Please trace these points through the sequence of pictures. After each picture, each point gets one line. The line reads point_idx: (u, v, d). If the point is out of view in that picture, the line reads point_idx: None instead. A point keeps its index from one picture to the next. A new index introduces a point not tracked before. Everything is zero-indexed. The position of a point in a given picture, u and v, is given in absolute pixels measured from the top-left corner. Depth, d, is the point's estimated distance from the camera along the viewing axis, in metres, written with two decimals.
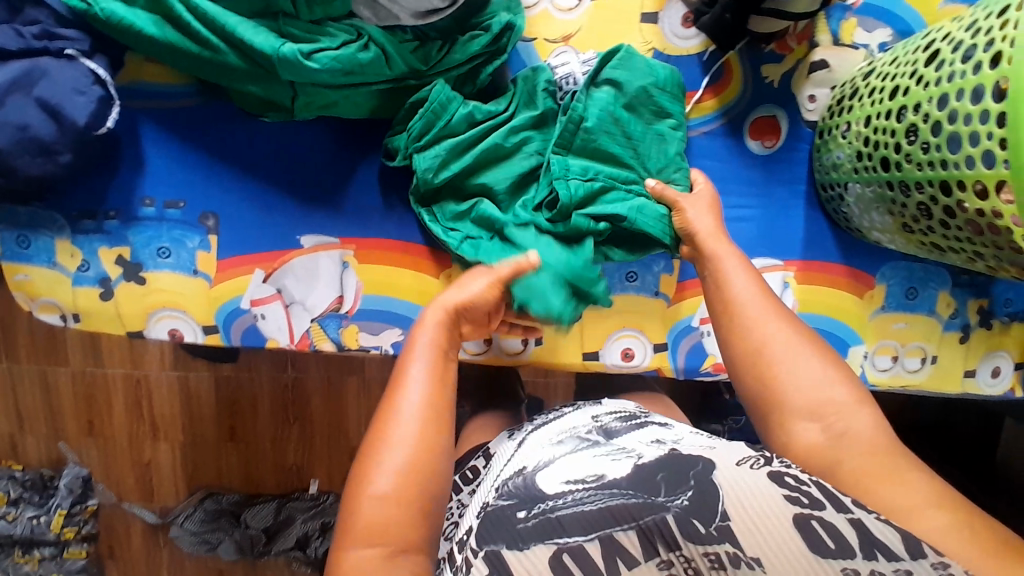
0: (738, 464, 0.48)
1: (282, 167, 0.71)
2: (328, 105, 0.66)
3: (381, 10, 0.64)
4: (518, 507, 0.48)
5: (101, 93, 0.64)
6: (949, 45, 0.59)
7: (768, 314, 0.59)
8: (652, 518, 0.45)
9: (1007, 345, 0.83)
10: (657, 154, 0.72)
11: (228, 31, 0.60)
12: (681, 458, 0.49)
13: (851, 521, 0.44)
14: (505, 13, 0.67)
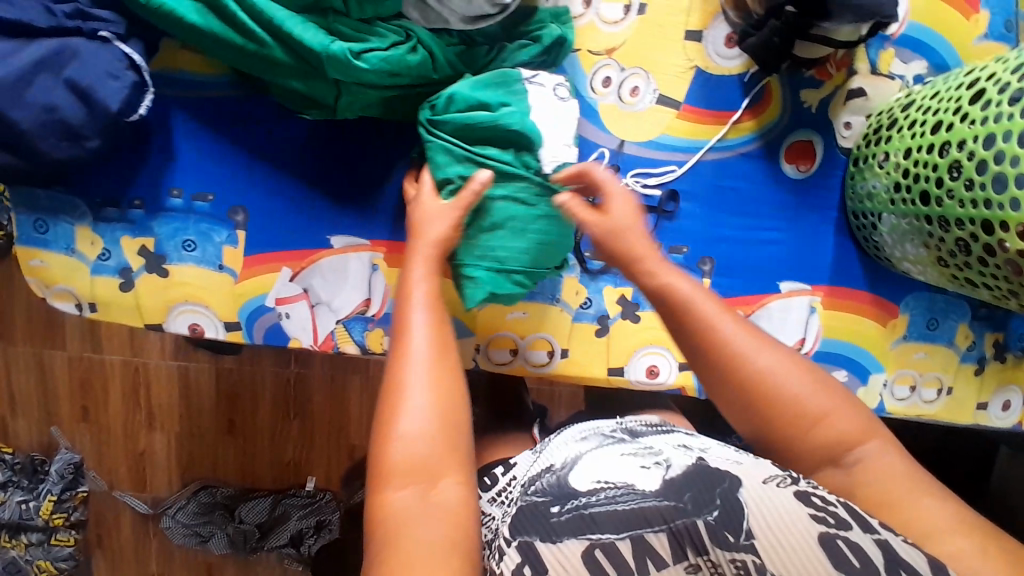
0: (764, 482, 0.47)
1: (315, 165, 0.69)
2: (371, 105, 0.64)
3: (430, 12, 0.62)
4: (552, 502, 0.48)
5: (135, 79, 0.61)
6: (995, 85, 0.60)
7: (760, 347, 0.50)
8: (683, 521, 0.45)
9: (1020, 379, 0.84)
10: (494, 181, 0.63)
11: (276, 25, 0.59)
12: (707, 470, 0.48)
13: (878, 542, 0.44)
14: (554, 25, 0.67)
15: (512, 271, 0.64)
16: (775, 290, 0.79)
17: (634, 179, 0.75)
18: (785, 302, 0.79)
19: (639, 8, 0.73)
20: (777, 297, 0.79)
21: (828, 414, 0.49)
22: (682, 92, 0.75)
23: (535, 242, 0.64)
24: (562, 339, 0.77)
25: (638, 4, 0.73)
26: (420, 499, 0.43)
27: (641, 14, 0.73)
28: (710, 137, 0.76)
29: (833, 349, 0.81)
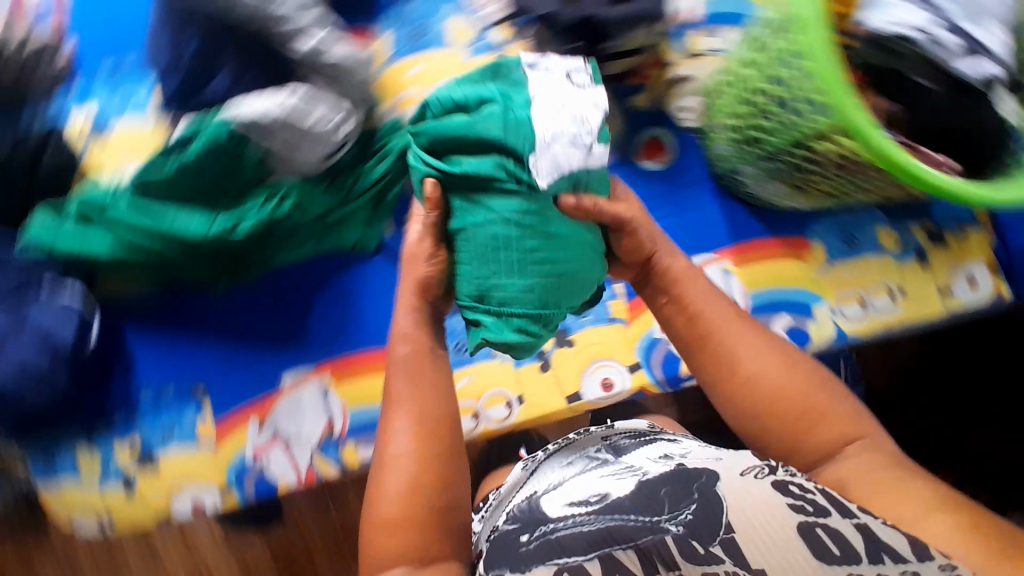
0: (741, 475, 0.57)
1: (248, 322, 0.78)
2: (265, 257, 0.75)
3: (286, 166, 0.70)
4: (523, 532, 0.60)
5: (83, 313, 0.73)
6: (763, 29, 0.64)
7: (750, 347, 0.61)
8: (651, 538, 0.54)
9: (971, 254, 0.86)
10: (474, 201, 0.55)
11: (165, 227, 0.69)
12: (684, 474, 0.59)
13: (856, 525, 0.51)
14: (395, 135, 0.76)
15: (514, 314, 0.55)
16: None
17: None
18: None
19: None
20: None
21: (819, 410, 0.59)
22: None
23: (536, 271, 0.55)
24: (514, 387, 0.82)
25: None
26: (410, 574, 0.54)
27: None
28: None
29: (767, 299, 0.84)
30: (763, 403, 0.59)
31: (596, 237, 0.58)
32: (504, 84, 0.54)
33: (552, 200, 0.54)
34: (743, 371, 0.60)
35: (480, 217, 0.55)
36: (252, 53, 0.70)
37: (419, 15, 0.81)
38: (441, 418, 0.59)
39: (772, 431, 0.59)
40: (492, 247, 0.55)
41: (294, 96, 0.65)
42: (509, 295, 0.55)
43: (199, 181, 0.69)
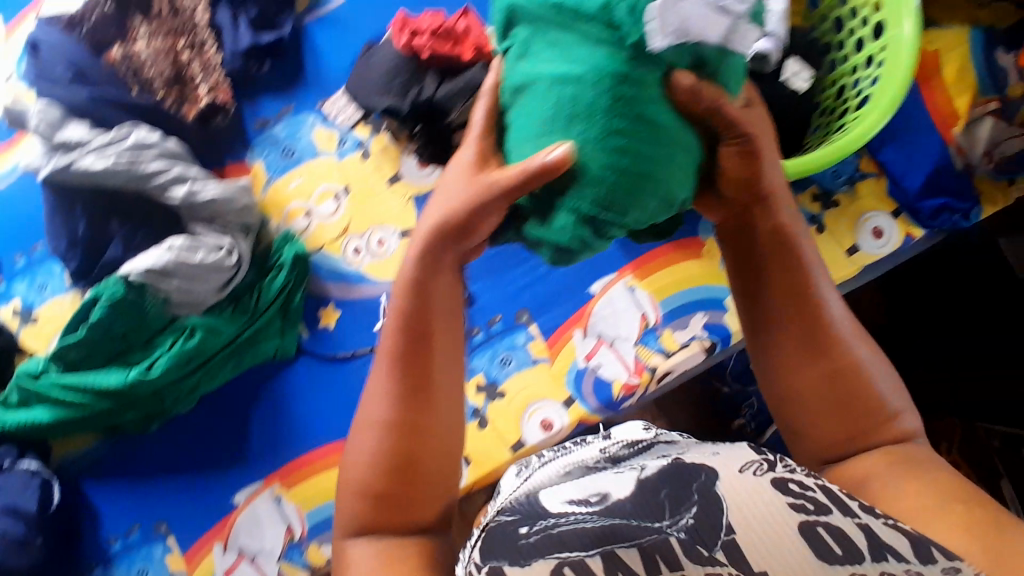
0: (741, 471, 0.37)
1: (196, 449, 0.83)
2: (188, 392, 0.79)
3: (189, 302, 0.76)
4: (521, 522, 0.38)
5: (41, 479, 0.80)
6: None
7: (830, 291, 0.54)
8: (653, 538, 0.35)
9: (868, 206, 0.88)
10: (548, 63, 0.46)
11: (88, 387, 0.75)
12: (684, 467, 0.39)
13: (860, 525, 0.35)
14: (286, 247, 0.81)
15: (572, 202, 0.47)
16: (589, 296, 0.87)
17: None
18: (606, 300, 0.87)
19: (344, 192, 0.85)
20: (597, 301, 0.87)
21: (886, 392, 0.51)
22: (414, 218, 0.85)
23: (615, 160, 0.45)
24: None
25: (342, 189, 0.85)
26: (376, 549, 0.48)
27: (347, 195, 0.85)
28: None
29: (675, 305, 0.86)
30: (839, 353, 0.51)
31: (692, 138, 0.47)
32: None
33: (663, 72, 0.45)
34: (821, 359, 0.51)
35: (568, 79, 0.45)
36: (135, 217, 0.77)
37: (286, 134, 0.85)
38: (447, 377, 0.52)
39: (837, 391, 0.51)
40: (579, 111, 0.45)
41: (174, 244, 0.73)
42: (579, 173, 0.46)
43: (112, 342, 0.75)
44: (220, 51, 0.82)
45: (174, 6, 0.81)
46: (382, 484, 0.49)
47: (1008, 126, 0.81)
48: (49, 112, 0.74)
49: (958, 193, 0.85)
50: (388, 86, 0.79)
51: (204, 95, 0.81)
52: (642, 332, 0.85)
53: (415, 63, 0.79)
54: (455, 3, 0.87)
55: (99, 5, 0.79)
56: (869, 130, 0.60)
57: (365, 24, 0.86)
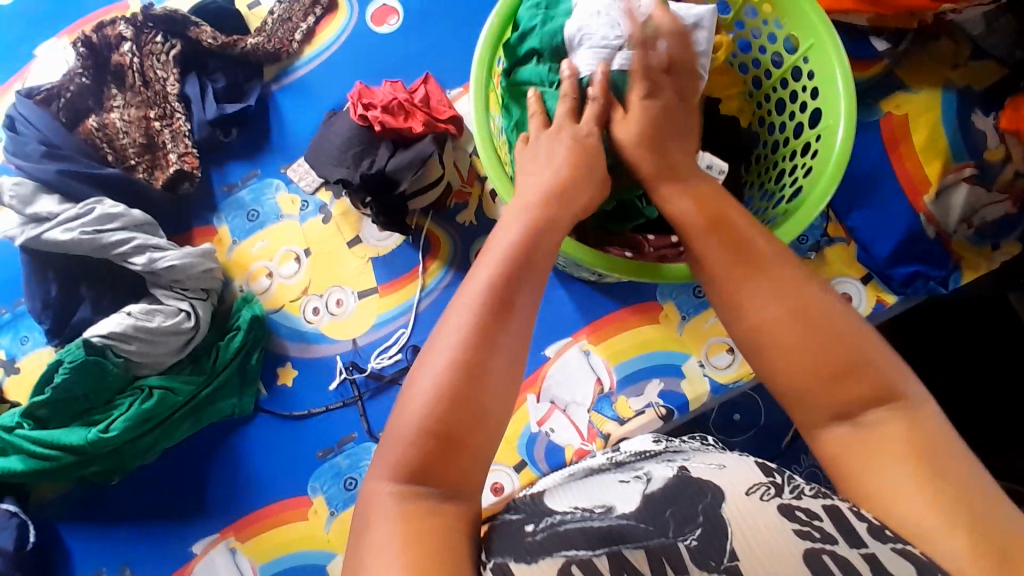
0: (747, 493, 0.42)
1: (160, 498, 0.84)
2: (149, 447, 0.82)
3: (150, 363, 0.81)
4: (527, 522, 0.44)
5: (18, 520, 0.82)
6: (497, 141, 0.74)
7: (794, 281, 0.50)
8: (659, 542, 0.40)
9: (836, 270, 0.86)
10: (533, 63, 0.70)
11: (55, 442, 0.78)
12: (689, 483, 0.44)
13: (866, 556, 0.38)
14: (245, 309, 0.84)
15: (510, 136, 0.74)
16: (544, 359, 0.88)
17: (378, 359, 0.85)
18: (561, 363, 0.87)
19: (306, 253, 0.88)
20: (551, 364, 0.87)
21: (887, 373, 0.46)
22: (372, 279, 0.87)
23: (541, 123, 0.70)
24: None
25: (303, 250, 0.88)
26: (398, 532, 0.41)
27: (309, 256, 0.88)
28: (412, 294, 0.87)
29: (629, 370, 0.87)
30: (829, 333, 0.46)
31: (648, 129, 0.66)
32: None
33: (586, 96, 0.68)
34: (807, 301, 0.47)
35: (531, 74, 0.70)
36: (103, 282, 0.82)
37: (252, 198, 0.89)
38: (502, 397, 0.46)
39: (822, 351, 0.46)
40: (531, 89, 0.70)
41: (132, 311, 0.78)
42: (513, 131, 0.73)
43: (77, 401, 0.79)
44: (188, 121, 0.87)
45: (146, 77, 0.87)
46: (441, 418, 0.44)
47: (985, 191, 0.78)
48: (21, 186, 0.79)
49: (932, 260, 0.81)
50: (342, 157, 0.81)
51: (173, 163, 0.86)
52: (596, 399, 0.86)
53: (369, 135, 0.81)
54: (414, 72, 0.91)
55: (76, 78, 0.87)
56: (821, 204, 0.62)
57: (330, 91, 0.91)
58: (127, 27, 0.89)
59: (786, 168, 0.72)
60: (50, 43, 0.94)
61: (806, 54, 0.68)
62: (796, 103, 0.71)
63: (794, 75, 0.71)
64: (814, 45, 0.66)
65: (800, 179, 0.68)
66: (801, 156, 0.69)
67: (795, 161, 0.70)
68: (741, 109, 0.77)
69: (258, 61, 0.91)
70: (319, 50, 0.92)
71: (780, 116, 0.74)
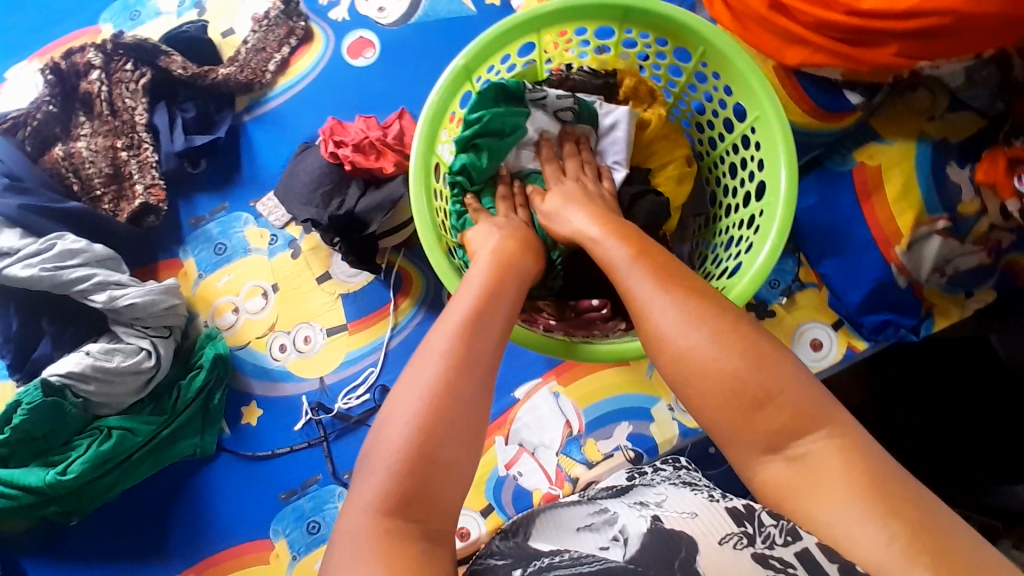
0: (720, 543, 0.42)
1: (120, 536, 0.82)
2: (111, 486, 0.80)
3: (110, 404, 0.79)
4: (514, 567, 0.43)
5: None
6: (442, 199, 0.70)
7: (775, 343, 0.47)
8: None
9: (811, 315, 0.86)
10: (492, 140, 0.68)
11: (13, 481, 0.76)
12: (664, 534, 0.43)
13: None
14: (208, 346, 0.83)
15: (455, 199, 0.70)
16: (513, 401, 0.87)
17: (345, 399, 0.84)
18: (530, 404, 0.87)
19: (274, 288, 0.87)
20: (520, 405, 0.87)
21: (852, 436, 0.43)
22: (341, 316, 0.86)
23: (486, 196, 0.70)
24: None
25: (271, 286, 0.87)
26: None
27: (276, 293, 0.86)
28: (383, 331, 0.85)
29: (600, 413, 0.86)
30: (770, 391, 0.44)
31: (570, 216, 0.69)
32: (748, 65, 0.64)
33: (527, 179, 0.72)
34: (736, 342, 0.46)
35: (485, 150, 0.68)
36: (65, 317, 0.80)
37: (219, 232, 0.88)
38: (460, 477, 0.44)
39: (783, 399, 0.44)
40: (483, 157, 0.68)
41: (92, 350, 0.77)
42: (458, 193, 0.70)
43: (34, 439, 0.77)
44: (156, 152, 0.86)
45: (114, 107, 0.86)
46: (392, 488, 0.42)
47: (959, 243, 0.78)
48: None
49: (903, 309, 0.82)
50: (311, 196, 0.81)
51: (140, 194, 0.85)
52: (564, 441, 0.85)
53: (339, 173, 0.81)
54: (389, 106, 0.89)
55: (44, 106, 0.85)
56: (766, 274, 0.61)
57: (304, 123, 0.90)
58: (96, 55, 0.87)
59: (732, 237, 0.71)
60: (21, 66, 0.92)
61: (753, 123, 0.67)
62: (745, 170, 0.70)
63: (744, 141, 0.70)
64: (759, 117, 0.65)
65: (742, 253, 0.67)
66: (747, 226, 0.68)
67: (738, 232, 0.69)
68: (680, 176, 0.74)
69: (229, 92, 0.90)
70: (292, 81, 0.91)
71: (731, 180, 0.73)
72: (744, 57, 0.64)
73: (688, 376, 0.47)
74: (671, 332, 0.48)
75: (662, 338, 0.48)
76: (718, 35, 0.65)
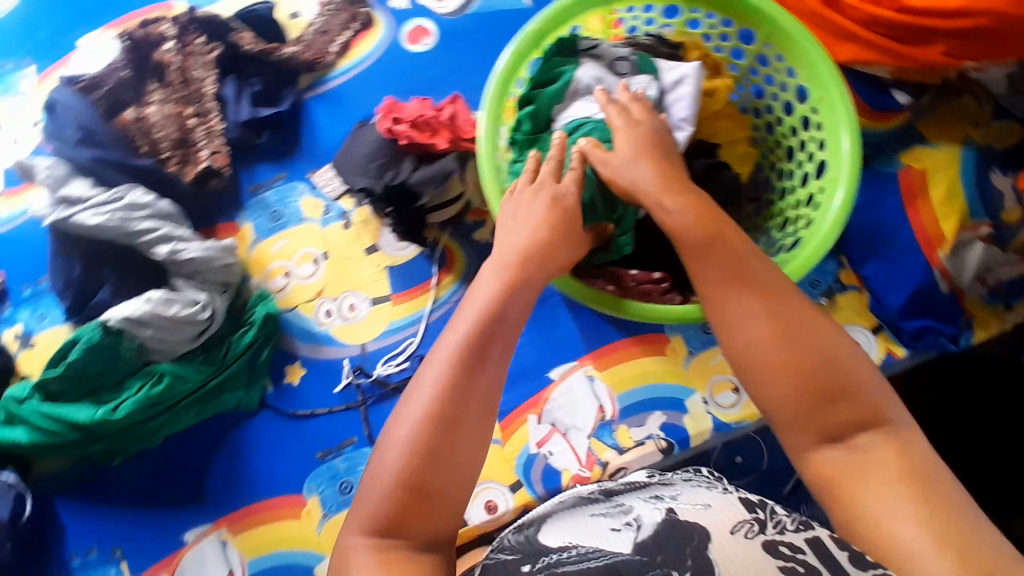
0: (733, 533, 0.47)
1: (154, 484, 0.85)
2: (155, 431, 0.83)
3: (163, 350, 0.82)
4: (524, 562, 0.48)
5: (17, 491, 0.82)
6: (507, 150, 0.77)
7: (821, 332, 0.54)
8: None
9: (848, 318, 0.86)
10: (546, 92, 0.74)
11: (65, 416, 0.80)
12: (678, 526, 0.48)
13: None
14: (260, 306, 0.87)
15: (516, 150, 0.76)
16: (548, 381, 0.88)
17: (384, 366, 0.86)
18: (564, 385, 0.88)
19: (323, 256, 0.90)
20: (554, 385, 0.88)
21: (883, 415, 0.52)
22: (386, 286, 0.89)
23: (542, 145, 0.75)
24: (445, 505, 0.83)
25: (321, 254, 0.90)
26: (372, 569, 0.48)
27: (326, 260, 0.90)
28: (427, 303, 0.88)
29: (633, 399, 0.87)
30: (829, 378, 0.52)
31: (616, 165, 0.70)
32: (812, 46, 0.69)
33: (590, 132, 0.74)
34: (797, 336, 0.53)
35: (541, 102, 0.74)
36: (126, 267, 0.85)
37: (276, 200, 0.93)
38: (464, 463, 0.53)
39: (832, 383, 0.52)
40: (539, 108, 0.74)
41: (152, 297, 0.80)
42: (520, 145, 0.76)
43: (86, 379, 0.80)
44: (222, 120, 0.91)
45: (185, 76, 0.91)
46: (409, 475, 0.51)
47: (1002, 252, 0.78)
48: (56, 168, 0.84)
49: (944, 317, 0.82)
50: (367, 167, 0.86)
51: (204, 159, 0.90)
52: (597, 425, 0.86)
53: (394, 148, 0.85)
54: (442, 91, 0.95)
55: (117, 71, 0.92)
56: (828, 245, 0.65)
57: (362, 102, 0.95)
58: (171, 27, 0.93)
59: (789, 218, 0.74)
60: (96, 34, 0.99)
61: (815, 104, 0.71)
62: (804, 151, 0.74)
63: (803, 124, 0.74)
64: (823, 98, 0.69)
65: (800, 231, 0.71)
66: (804, 206, 0.72)
67: (796, 212, 0.73)
68: (747, 154, 0.77)
69: (293, 69, 0.95)
70: (353, 62, 0.96)
71: (790, 163, 0.76)
72: (806, 37, 0.68)
73: (753, 364, 0.53)
74: (739, 321, 0.55)
75: (729, 326, 0.55)
76: (783, 15, 0.69)
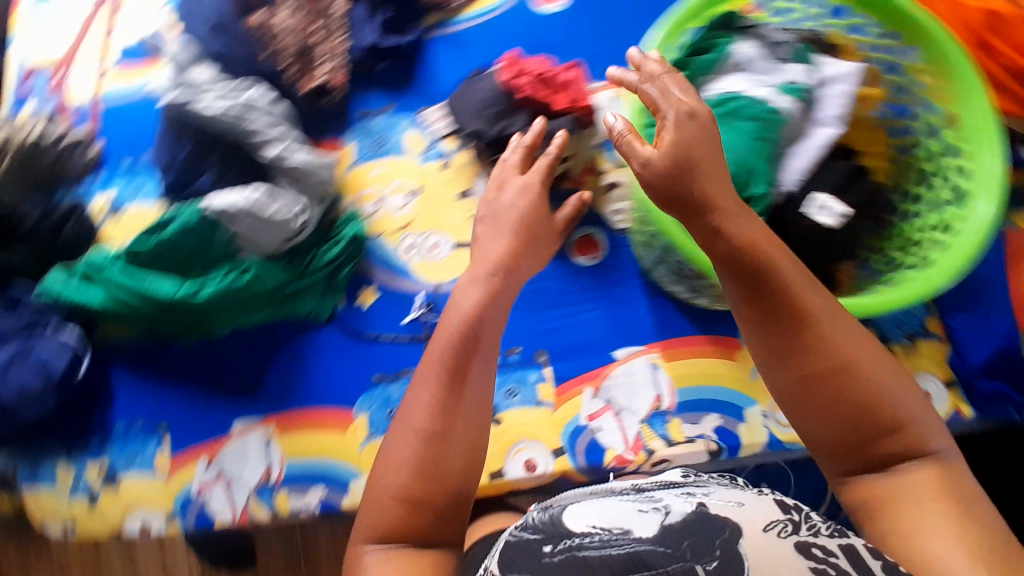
0: (765, 530, 0.50)
1: (210, 372, 0.87)
2: (226, 321, 0.85)
3: (254, 246, 0.82)
4: (545, 541, 0.52)
5: (73, 354, 0.83)
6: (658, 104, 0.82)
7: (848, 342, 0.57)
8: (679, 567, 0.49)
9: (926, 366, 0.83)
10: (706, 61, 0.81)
11: (145, 286, 0.81)
12: (708, 519, 0.52)
13: None
14: (350, 227, 0.88)
15: None
16: (611, 359, 0.88)
17: None
18: (626, 367, 0.87)
19: (417, 191, 0.91)
20: (616, 365, 0.88)
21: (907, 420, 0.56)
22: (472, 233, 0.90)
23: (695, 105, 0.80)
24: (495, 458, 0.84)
25: (415, 189, 0.91)
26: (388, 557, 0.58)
27: (418, 196, 0.91)
28: None
29: (692, 396, 0.86)
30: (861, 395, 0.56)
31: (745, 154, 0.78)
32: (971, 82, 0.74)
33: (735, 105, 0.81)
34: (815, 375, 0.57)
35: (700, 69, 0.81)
36: (230, 158, 0.85)
37: (383, 128, 0.94)
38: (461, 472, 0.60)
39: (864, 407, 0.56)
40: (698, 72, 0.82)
41: (257, 192, 0.80)
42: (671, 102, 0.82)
43: (173, 256, 0.82)
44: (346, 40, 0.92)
45: None
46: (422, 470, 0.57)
47: None
48: (186, 52, 0.87)
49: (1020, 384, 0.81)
50: (481, 112, 0.87)
51: (321, 75, 0.91)
52: (651, 412, 0.86)
53: (511, 100, 0.86)
54: (565, 57, 0.94)
55: None
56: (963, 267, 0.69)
57: (483, 52, 0.96)
58: None
59: (912, 239, 0.78)
60: None
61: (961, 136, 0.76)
62: (938, 178, 0.78)
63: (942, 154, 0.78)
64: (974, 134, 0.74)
65: (927, 252, 0.75)
66: (930, 230, 0.76)
67: (925, 233, 0.76)
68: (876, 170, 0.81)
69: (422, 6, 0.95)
70: (482, 10, 0.96)
71: (922, 188, 0.79)
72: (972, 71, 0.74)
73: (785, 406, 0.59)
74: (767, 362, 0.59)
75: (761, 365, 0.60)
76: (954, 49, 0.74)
